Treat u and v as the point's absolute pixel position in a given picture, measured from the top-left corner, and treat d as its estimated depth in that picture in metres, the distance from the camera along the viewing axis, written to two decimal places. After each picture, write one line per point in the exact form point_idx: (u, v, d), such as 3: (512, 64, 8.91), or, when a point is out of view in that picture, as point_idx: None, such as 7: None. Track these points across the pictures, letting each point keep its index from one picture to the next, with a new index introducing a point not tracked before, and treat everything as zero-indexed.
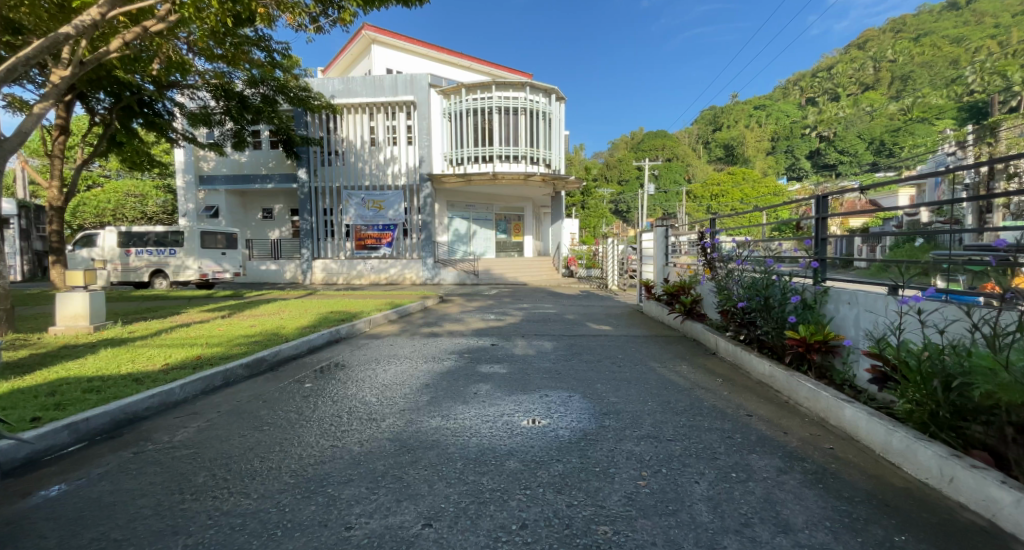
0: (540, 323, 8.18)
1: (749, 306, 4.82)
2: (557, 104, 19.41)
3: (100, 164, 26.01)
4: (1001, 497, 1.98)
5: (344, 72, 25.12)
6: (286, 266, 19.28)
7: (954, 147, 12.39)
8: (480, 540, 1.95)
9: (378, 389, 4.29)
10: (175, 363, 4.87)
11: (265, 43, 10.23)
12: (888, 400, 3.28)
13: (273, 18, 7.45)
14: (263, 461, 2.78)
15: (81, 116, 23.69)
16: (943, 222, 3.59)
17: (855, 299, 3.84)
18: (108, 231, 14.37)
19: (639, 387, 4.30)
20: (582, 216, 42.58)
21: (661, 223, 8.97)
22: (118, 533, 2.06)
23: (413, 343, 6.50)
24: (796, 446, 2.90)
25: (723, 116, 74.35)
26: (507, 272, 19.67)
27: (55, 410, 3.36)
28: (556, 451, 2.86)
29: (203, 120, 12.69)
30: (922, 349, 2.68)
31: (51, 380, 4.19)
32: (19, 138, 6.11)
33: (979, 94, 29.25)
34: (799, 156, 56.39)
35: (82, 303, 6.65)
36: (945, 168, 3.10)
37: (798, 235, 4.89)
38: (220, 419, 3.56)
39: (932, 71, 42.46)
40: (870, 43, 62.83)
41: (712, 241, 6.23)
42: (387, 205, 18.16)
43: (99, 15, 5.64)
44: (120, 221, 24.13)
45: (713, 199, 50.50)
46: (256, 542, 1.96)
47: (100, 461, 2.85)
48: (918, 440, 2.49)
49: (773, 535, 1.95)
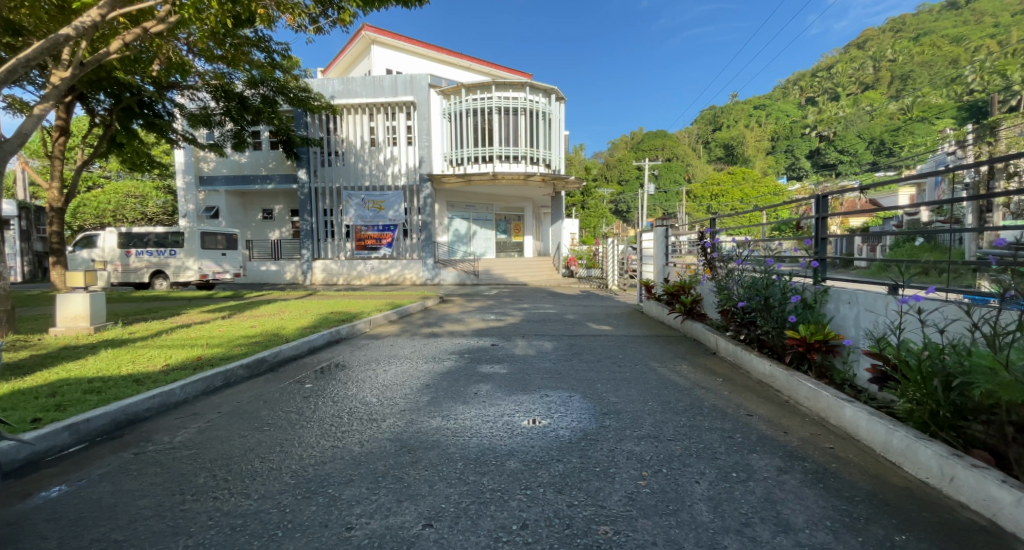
0: (540, 323, 8.19)
1: (749, 305, 4.82)
2: (557, 104, 19.41)
3: (99, 165, 26.02)
4: (1001, 497, 1.99)
5: (344, 72, 25.11)
6: (287, 266, 19.29)
7: (954, 146, 12.38)
8: (481, 540, 1.96)
9: (379, 389, 4.31)
10: (176, 363, 4.89)
11: (265, 43, 10.22)
12: (888, 400, 3.28)
13: (273, 18, 7.45)
14: (263, 462, 2.79)
15: (81, 117, 23.72)
16: (943, 221, 3.59)
17: (855, 298, 3.84)
18: (108, 231, 14.39)
19: (639, 386, 4.30)
20: (582, 216, 42.56)
21: (661, 223, 8.93)
22: (119, 533, 2.06)
23: (414, 343, 6.51)
24: (796, 446, 2.90)
25: (723, 116, 74.29)
26: (507, 272, 19.68)
27: (55, 411, 3.36)
28: (556, 451, 2.86)
29: (204, 120, 12.70)
30: (922, 349, 2.68)
31: (53, 381, 4.21)
32: (19, 139, 6.11)
33: (979, 93, 29.20)
34: (799, 156, 56.35)
35: (82, 304, 6.65)
36: (946, 168, 3.10)
37: (798, 235, 4.88)
38: (220, 420, 3.56)
39: (932, 71, 42.44)
40: (870, 42, 62.75)
41: (712, 241, 6.24)
42: (387, 205, 18.17)
43: (99, 17, 5.65)
44: (120, 222, 24.14)
45: (713, 199, 50.43)
46: (256, 542, 1.96)
47: (100, 462, 2.85)
48: (918, 440, 2.49)
49: (774, 535, 1.95)
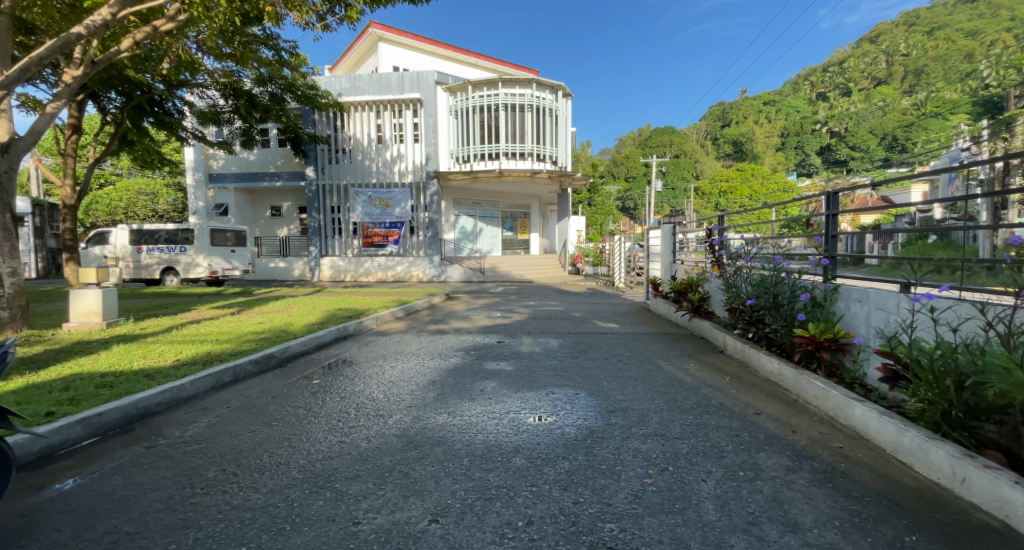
0: (546, 321, 8.19)
1: (758, 303, 4.76)
2: (564, 101, 19.27)
3: (111, 163, 26.50)
4: (1015, 498, 1.95)
5: (350, 70, 25.13)
6: (295, 264, 19.38)
7: (969, 143, 12.06)
8: (487, 535, 1.96)
9: (386, 385, 4.34)
10: (187, 358, 4.94)
11: (273, 41, 10.28)
12: (898, 399, 3.24)
13: (280, 16, 7.28)
14: (271, 456, 2.82)
15: (93, 116, 24.12)
16: (955, 218, 3.54)
17: (866, 297, 3.78)
18: (120, 229, 14.67)
19: (645, 385, 4.28)
20: (589, 212, 43.01)
21: (667, 219, 8.82)
22: (130, 525, 2.10)
23: (420, 339, 6.54)
24: (804, 445, 2.88)
25: (732, 113, 73.39)
26: (513, 269, 19.67)
27: (70, 405, 3.42)
28: (562, 448, 2.86)
29: (212, 118, 12.82)
30: (934, 348, 2.63)
31: (65, 376, 4.25)
32: (31, 138, 6.20)
33: (994, 87, 28.18)
34: (809, 152, 55.77)
35: (94, 299, 6.74)
36: (959, 164, 3.06)
37: (808, 232, 4.85)
38: (230, 415, 3.59)
39: (944, 66, 41.40)
40: (885, 37, 61.89)
41: (720, 238, 6.28)
42: (393, 203, 18.37)
43: (110, 15, 5.66)
44: (131, 219, 24.47)
45: (722, 195, 49.90)
46: (264, 537, 1.97)
47: (112, 455, 2.90)
48: (929, 440, 2.46)
49: (781, 534, 1.94)
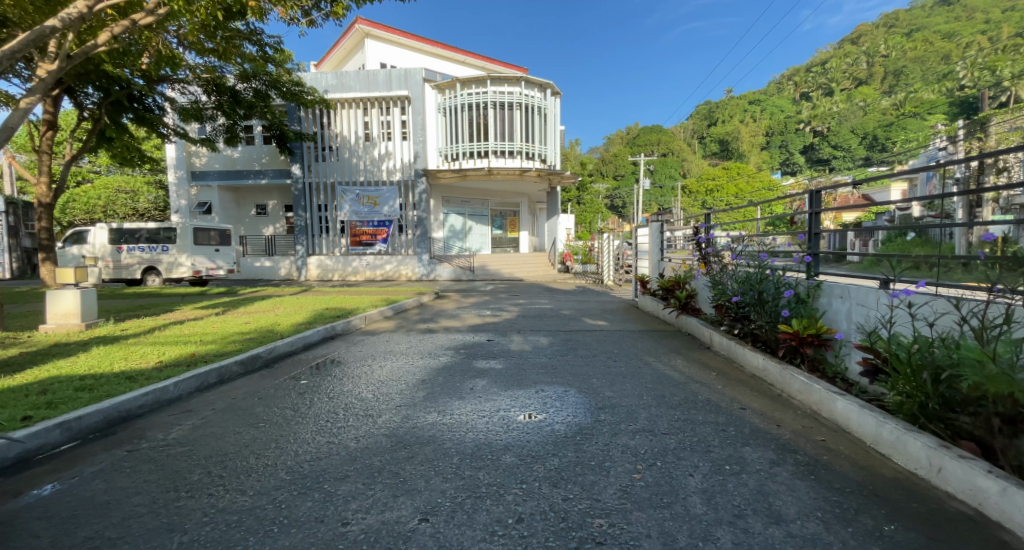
0: (536, 319, 8.21)
1: (743, 300, 4.86)
2: (553, 99, 19.31)
3: (89, 159, 25.88)
4: (987, 487, 2.03)
5: (337, 66, 24.82)
6: (281, 263, 19.19)
7: (945, 142, 12.45)
8: (477, 533, 1.98)
9: (375, 385, 4.31)
10: (170, 360, 4.87)
11: (256, 37, 10.08)
12: (878, 392, 3.34)
13: (263, 11, 7.18)
14: (258, 458, 2.79)
15: (70, 110, 23.58)
16: (933, 216, 3.58)
17: (847, 293, 3.87)
18: (99, 228, 14.29)
19: (634, 381, 4.32)
20: (578, 210, 43.69)
21: (656, 218, 8.89)
22: (113, 531, 2.06)
23: (410, 339, 6.51)
24: (788, 438, 2.94)
25: (718, 112, 74.24)
26: (502, 268, 19.67)
27: (47, 409, 3.35)
28: (551, 445, 2.89)
29: (194, 115, 12.53)
30: (911, 342, 2.72)
31: (42, 378, 4.16)
32: (6, 133, 6.02)
33: (970, 88, 28.99)
34: (793, 150, 56.27)
35: (73, 300, 6.56)
36: (936, 162, 3.09)
37: (792, 230, 4.91)
38: (215, 417, 3.54)
39: (924, 66, 42.41)
40: (864, 39, 63.72)
41: (706, 236, 6.38)
42: (381, 201, 18.15)
43: (86, 9, 5.51)
44: (110, 217, 23.93)
45: (708, 194, 50.30)
46: (252, 539, 1.96)
47: (93, 459, 2.84)
48: (908, 431, 2.53)
49: (766, 526, 1.98)
